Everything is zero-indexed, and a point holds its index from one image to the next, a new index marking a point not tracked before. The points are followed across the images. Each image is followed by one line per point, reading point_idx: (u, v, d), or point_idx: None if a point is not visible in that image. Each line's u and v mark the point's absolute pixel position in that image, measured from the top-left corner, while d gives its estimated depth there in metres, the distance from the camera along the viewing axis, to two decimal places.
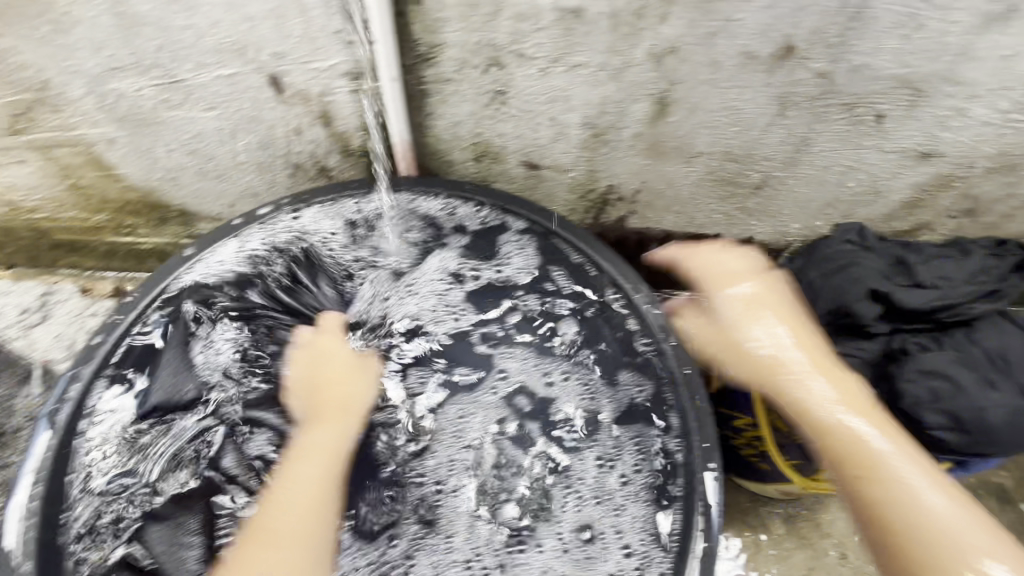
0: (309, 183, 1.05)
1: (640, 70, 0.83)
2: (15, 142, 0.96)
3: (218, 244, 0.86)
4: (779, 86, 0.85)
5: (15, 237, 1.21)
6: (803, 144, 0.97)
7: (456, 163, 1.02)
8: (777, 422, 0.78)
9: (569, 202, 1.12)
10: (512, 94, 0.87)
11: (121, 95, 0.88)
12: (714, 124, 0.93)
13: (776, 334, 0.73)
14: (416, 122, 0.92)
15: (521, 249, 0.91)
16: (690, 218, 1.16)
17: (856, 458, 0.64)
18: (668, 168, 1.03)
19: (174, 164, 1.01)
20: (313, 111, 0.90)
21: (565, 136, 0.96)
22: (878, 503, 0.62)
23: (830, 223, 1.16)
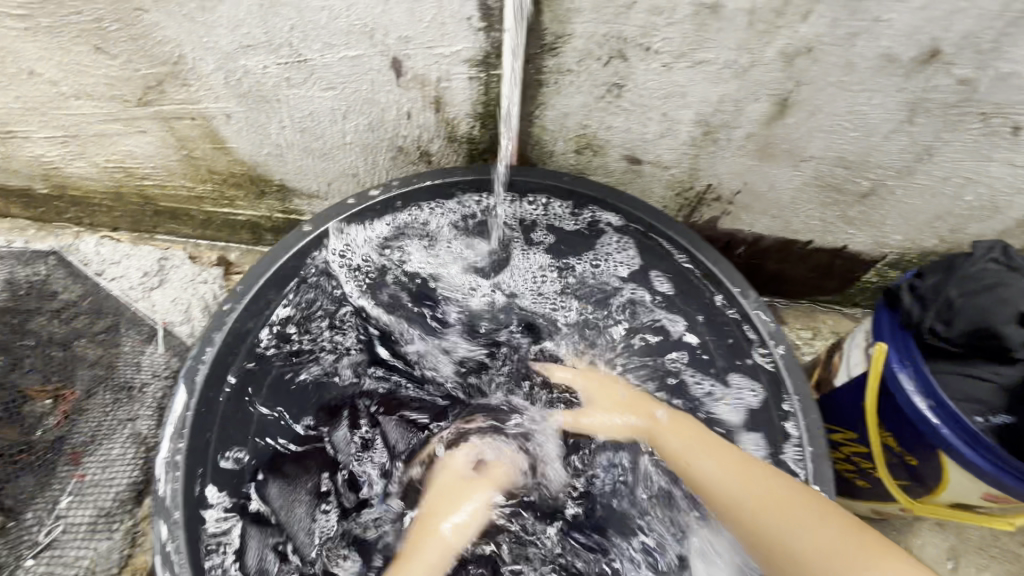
0: (408, 167, 1.07)
1: (767, 69, 0.81)
2: (141, 112, 1.01)
3: (344, 225, 0.93)
4: (913, 91, 0.81)
5: (123, 202, 1.26)
6: (925, 153, 0.92)
7: (557, 154, 1.02)
8: (891, 438, 0.76)
9: (663, 199, 1.10)
10: (630, 87, 0.86)
11: (247, 72, 0.91)
12: (833, 128, 0.90)
13: (900, 342, 0.71)
14: (526, 111, 0.93)
15: (616, 248, 0.98)
16: (786, 223, 1.12)
17: (723, 500, 0.70)
18: (773, 170, 1.00)
19: (283, 141, 1.04)
20: (429, 95, 0.91)
21: (674, 132, 0.94)
22: (760, 535, 0.66)
23: (936, 238, 1.09)
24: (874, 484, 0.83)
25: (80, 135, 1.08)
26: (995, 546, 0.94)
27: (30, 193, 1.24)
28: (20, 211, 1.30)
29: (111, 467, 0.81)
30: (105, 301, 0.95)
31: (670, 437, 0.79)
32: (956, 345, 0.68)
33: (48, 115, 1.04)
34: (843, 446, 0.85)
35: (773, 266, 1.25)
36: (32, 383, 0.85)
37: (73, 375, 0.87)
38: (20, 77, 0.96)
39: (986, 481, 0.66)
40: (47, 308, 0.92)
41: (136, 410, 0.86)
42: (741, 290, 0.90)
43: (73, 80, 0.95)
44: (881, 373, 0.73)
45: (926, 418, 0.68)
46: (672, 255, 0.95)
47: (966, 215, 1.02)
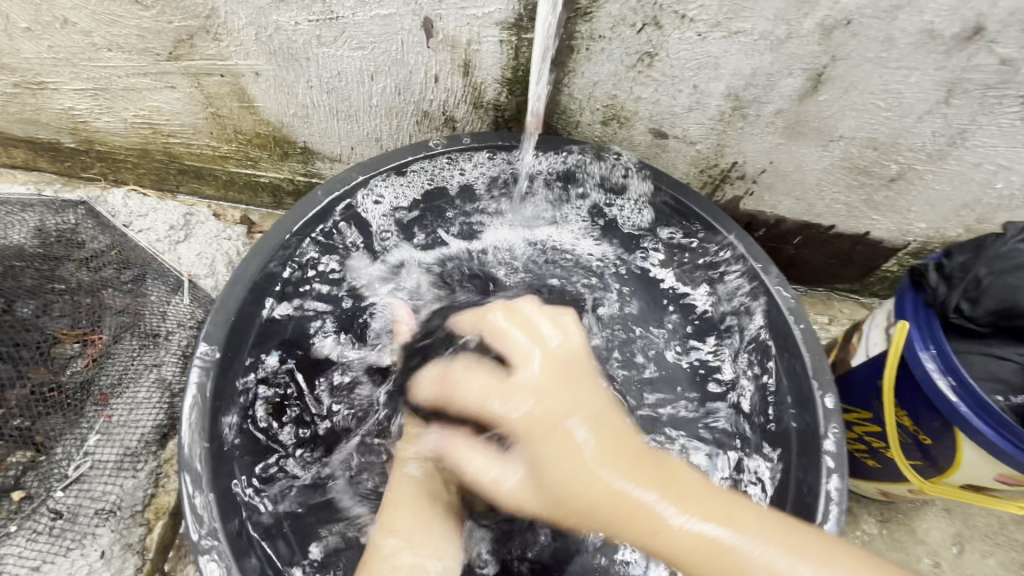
0: (433, 133, 1.07)
1: (804, 42, 0.80)
2: (172, 67, 1.02)
3: (365, 184, 0.93)
4: (952, 70, 0.80)
5: (148, 159, 1.27)
6: (959, 137, 0.90)
7: (583, 125, 1.01)
8: (906, 418, 0.76)
9: (686, 175, 1.09)
10: (661, 57, 0.85)
11: (278, 28, 0.91)
12: (866, 108, 0.88)
13: (923, 323, 0.71)
14: (555, 79, 0.92)
15: (637, 203, 1.02)
16: (810, 206, 1.11)
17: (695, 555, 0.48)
18: (801, 149, 0.99)
19: (310, 101, 1.04)
20: (458, 59, 0.91)
21: (703, 106, 0.93)
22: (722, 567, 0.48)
23: (962, 227, 1.07)
24: (884, 465, 0.84)
25: (109, 89, 1.09)
26: (1001, 533, 0.94)
27: (58, 146, 1.26)
28: (47, 164, 1.32)
29: (137, 408, 0.84)
30: (132, 253, 0.97)
31: (631, 480, 0.52)
32: (981, 326, 0.69)
33: (79, 66, 1.05)
34: (855, 426, 0.86)
35: (792, 250, 1.23)
36: (61, 325, 0.85)
37: (101, 321, 0.88)
38: (54, 26, 0.97)
39: (999, 459, 0.66)
40: (75, 256, 0.93)
41: (162, 356, 0.89)
42: (762, 266, 0.89)
43: (106, 31, 0.96)
44: (900, 352, 0.73)
45: (946, 397, 0.68)
46: (688, 224, 0.98)
47: (996, 204, 1.00)
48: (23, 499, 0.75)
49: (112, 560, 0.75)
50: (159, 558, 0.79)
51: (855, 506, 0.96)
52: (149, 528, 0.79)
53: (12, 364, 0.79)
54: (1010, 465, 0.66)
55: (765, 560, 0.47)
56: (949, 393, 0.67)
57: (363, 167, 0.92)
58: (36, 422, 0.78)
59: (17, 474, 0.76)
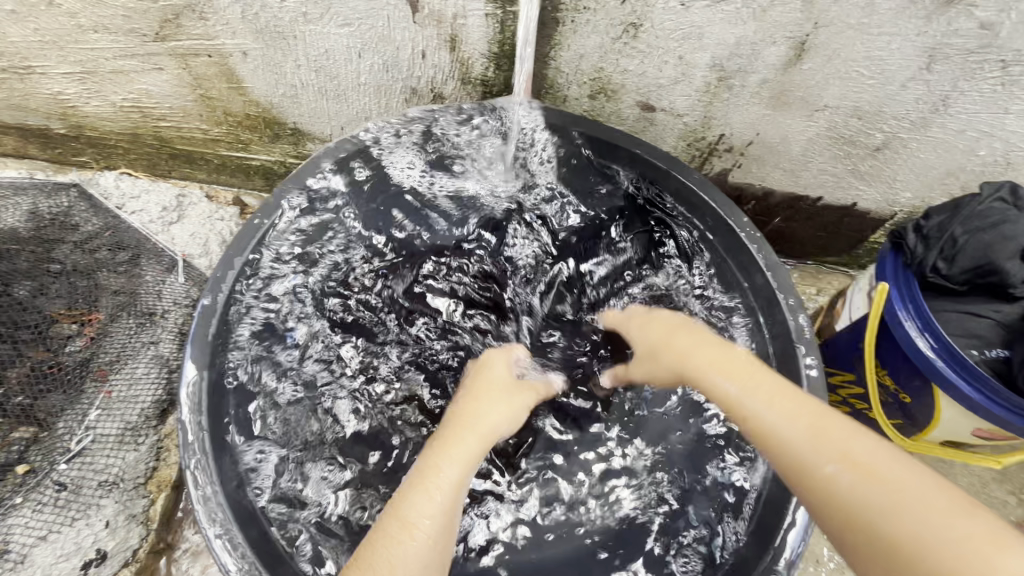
0: (422, 111, 1.08)
1: (786, 10, 0.81)
2: (158, 48, 1.02)
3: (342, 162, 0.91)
4: (932, 36, 0.81)
5: (140, 144, 1.27)
6: (941, 104, 0.91)
7: (570, 99, 1.02)
8: (886, 377, 0.78)
9: (674, 149, 1.10)
10: (645, 28, 0.86)
11: (264, 6, 0.91)
12: (850, 76, 0.89)
13: (904, 284, 0.73)
14: (542, 52, 0.92)
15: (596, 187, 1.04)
16: (798, 177, 1.11)
17: (811, 470, 0.57)
18: (787, 120, 1.00)
19: (299, 81, 1.05)
20: (445, 34, 0.91)
21: (688, 77, 0.94)
22: (783, 464, 0.60)
23: (948, 195, 1.08)
24: (867, 426, 0.86)
25: (96, 72, 1.09)
26: (982, 493, 0.97)
27: (49, 133, 1.26)
28: (39, 151, 1.31)
29: (136, 384, 0.86)
30: (125, 234, 0.98)
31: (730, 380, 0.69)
32: (955, 283, 0.71)
33: (66, 49, 1.04)
34: (840, 389, 0.88)
35: (782, 224, 1.24)
36: (58, 306, 0.87)
37: (98, 301, 0.89)
38: (39, 8, 0.97)
39: (976, 414, 0.68)
40: (69, 238, 0.94)
41: (159, 333, 0.90)
42: (748, 234, 0.90)
43: (91, 11, 0.96)
44: (881, 314, 0.75)
45: (925, 356, 0.69)
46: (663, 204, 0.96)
47: (980, 171, 1.01)
48: (29, 473, 0.77)
49: (117, 530, 0.77)
50: (163, 529, 0.81)
51: None
52: (152, 500, 0.81)
53: (11, 344, 0.81)
54: (985, 419, 0.68)
55: (749, 405, 0.65)
56: (929, 351, 0.69)
57: (341, 147, 0.91)
58: (38, 399, 0.80)
59: (21, 448, 0.78)
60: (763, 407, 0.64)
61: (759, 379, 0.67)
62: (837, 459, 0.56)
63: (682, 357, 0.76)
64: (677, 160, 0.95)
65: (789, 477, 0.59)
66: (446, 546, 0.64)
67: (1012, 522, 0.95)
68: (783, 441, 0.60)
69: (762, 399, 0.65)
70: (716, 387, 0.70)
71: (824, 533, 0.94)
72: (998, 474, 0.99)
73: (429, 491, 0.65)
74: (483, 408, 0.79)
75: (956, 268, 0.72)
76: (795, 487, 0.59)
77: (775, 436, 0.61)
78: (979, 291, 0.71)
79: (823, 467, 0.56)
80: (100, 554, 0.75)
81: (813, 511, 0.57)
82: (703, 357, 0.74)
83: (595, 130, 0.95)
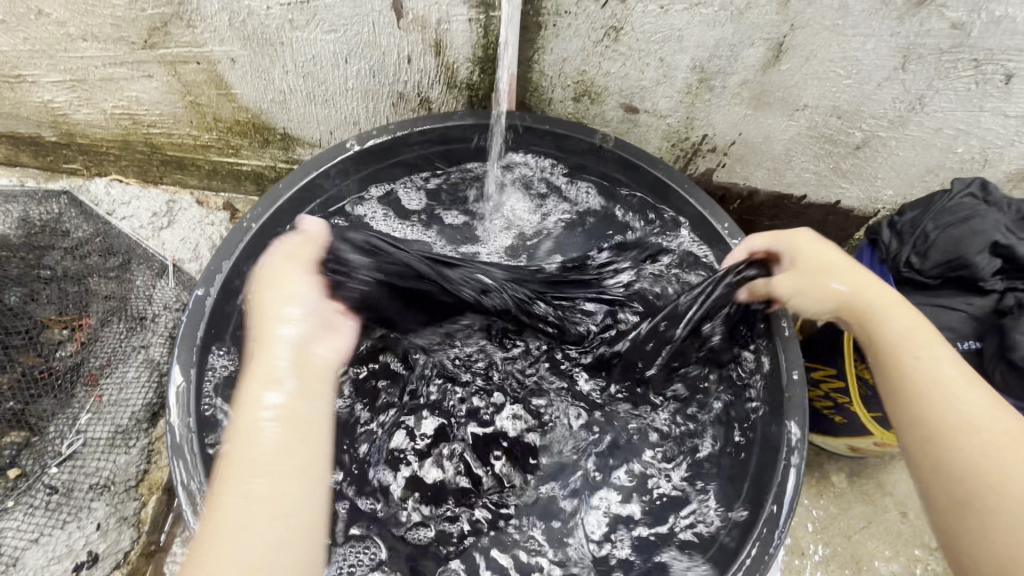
0: (410, 115, 1.09)
1: (763, 11, 0.83)
2: (147, 56, 1.03)
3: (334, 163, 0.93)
4: (906, 36, 0.83)
5: (131, 150, 1.28)
6: (917, 103, 0.93)
7: (555, 102, 1.03)
8: (866, 371, 0.79)
9: (659, 150, 1.12)
10: (625, 31, 0.88)
11: (251, 14, 0.92)
12: (828, 76, 0.91)
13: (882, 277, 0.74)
14: (525, 55, 0.94)
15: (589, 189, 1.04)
16: (781, 176, 1.13)
17: (970, 439, 0.57)
18: (768, 120, 1.01)
19: (287, 87, 1.06)
20: (429, 39, 0.93)
21: (670, 79, 0.95)
22: (934, 431, 0.59)
23: (928, 192, 1.09)
24: (849, 419, 0.87)
25: (87, 80, 1.10)
26: None
27: (39, 140, 1.27)
28: (30, 159, 1.32)
29: (127, 387, 0.86)
30: (116, 240, 0.99)
31: (901, 325, 0.66)
32: (929, 276, 0.72)
33: (56, 58, 1.05)
34: (822, 383, 0.89)
35: (768, 222, 1.25)
36: (48, 312, 0.87)
37: (88, 307, 0.90)
38: (28, 18, 0.98)
39: None
40: (60, 244, 0.95)
41: (149, 338, 0.91)
42: (729, 229, 0.90)
43: (81, 21, 0.97)
44: None
45: None
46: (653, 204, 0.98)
47: (959, 168, 1.02)
48: (19, 477, 0.78)
49: (108, 532, 0.77)
50: (154, 532, 0.81)
51: (828, 464, 1.00)
52: (143, 503, 0.82)
53: (2, 351, 0.82)
54: None
55: (929, 365, 0.62)
56: None
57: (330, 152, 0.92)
58: (29, 404, 0.81)
59: (12, 453, 0.79)
60: (935, 364, 0.62)
61: (934, 337, 0.64)
62: (1006, 439, 0.56)
63: (882, 303, 0.68)
64: (661, 159, 0.96)
65: (931, 445, 0.59)
66: (293, 481, 0.56)
67: None
68: (962, 408, 0.59)
69: (945, 361, 0.62)
70: (887, 331, 0.66)
71: (809, 526, 0.96)
72: None
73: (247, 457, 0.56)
74: (271, 333, 0.65)
75: (929, 263, 0.73)
76: (934, 453, 0.59)
77: (955, 401, 0.59)
78: (952, 284, 0.72)
79: (992, 441, 0.56)
80: (92, 556, 0.76)
81: (933, 481, 0.58)
82: (899, 311, 0.67)
83: (581, 130, 0.97)
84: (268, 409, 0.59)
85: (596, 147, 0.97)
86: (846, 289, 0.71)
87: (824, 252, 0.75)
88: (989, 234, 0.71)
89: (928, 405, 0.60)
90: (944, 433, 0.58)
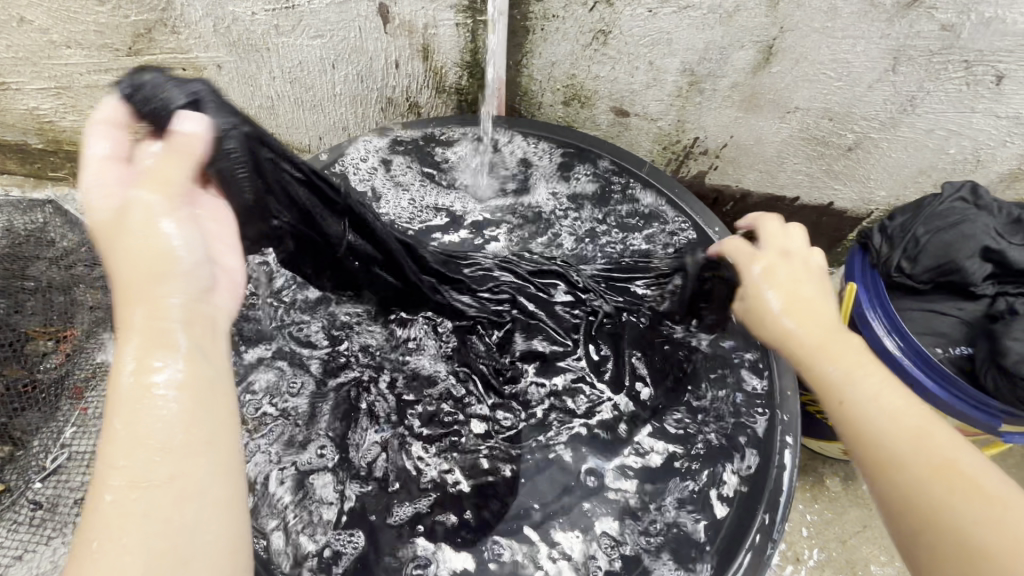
0: (399, 120, 1.08)
1: (751, 14, 0.82)
2: (132, 62, 1.02)
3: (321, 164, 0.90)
4: (896, 38, 0.83)
5: None
6: (908, 104, 0.93)
7: (545, 106, 1.02)
8: None
9: (650, 153, 1.11)
10: (614, 35, 0.87)
11: (236, 19, 0.91)
12: (818, 78, 0.90)
13: (873, 284, 0.74)
14: (514, 60, 0.93)
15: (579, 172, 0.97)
16: (774, 178, 1.12)
17: (886, 465, 0.48)
18: (759, 122, 1.00)
19: (274, 92, 1.05)
20: (417, 44, 0.92)
21: (660, 82, 0.95)
22: (898, 480, 0.47)
23: (921, 193, 1.09)
24: None
25: (72, 87, 1.09)
26: None
27: (26, 147, 1.25)
28: (17, 166, 1.31)
29: None
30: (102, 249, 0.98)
31: (807, 331, 0.58)
32: (921, 282, 0.72)
33: (39, 65, 1.04)
34: None
35: None
36: (33, 323, 0.87)
37: (73, 318, 0.89)
38: (11, 25, 0.97)
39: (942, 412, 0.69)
40: (46, 254, 0.94)
41: None
42: (719, 229, 0.88)
43: (64, 27, 0.96)
44: (850, 315, 0.75)
45: (892, 354, 0.70)
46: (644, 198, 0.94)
47: (951, 169, 1.02)
48: (5, 492, 0.77)
49: None
50: None
51: (822, 468, 1.00)
52: None
53: None
54: (952, 417, 0.68)
55: (855, 392, 0.52)
56: (894, 348, 0.70)
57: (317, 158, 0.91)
58: (14, 417, 0.80)
59: None
60: (874, 391, 0.51)
61: (851, 346, 0.55)
62: (945, 468, 0.46)
63: (817, 340, 0.56)
64: (650, 166, 0.96)
65: (875, 480, 0.49)
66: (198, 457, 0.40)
67: None
68: (873, 430, 0.50)
69: (873, 380, 0.52)
70: (817, 371, 0.55)
71: (804, 531, 0.95)
72: None
73: (144, 429, 0.39)
74: (135, 277, 0.44)
75: (920, 269, 0.73)
76: (878, 489, 0.49)
77: (868, 425, 0.50)
78: (943, 289, 0.73)
79: (927, 468, 0.46)
80: None
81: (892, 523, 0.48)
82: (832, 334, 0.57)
83: (571, 136, 0.97)
84: (163, 365, 0.41)
85: (585, 151, 0.97)
86: (775, 305, 0.61)
87: (784, 264, 0.64)
88: (977, 238, 0.72)
89: (856, 433, 0.50)
90: (885, 468, 0.48)
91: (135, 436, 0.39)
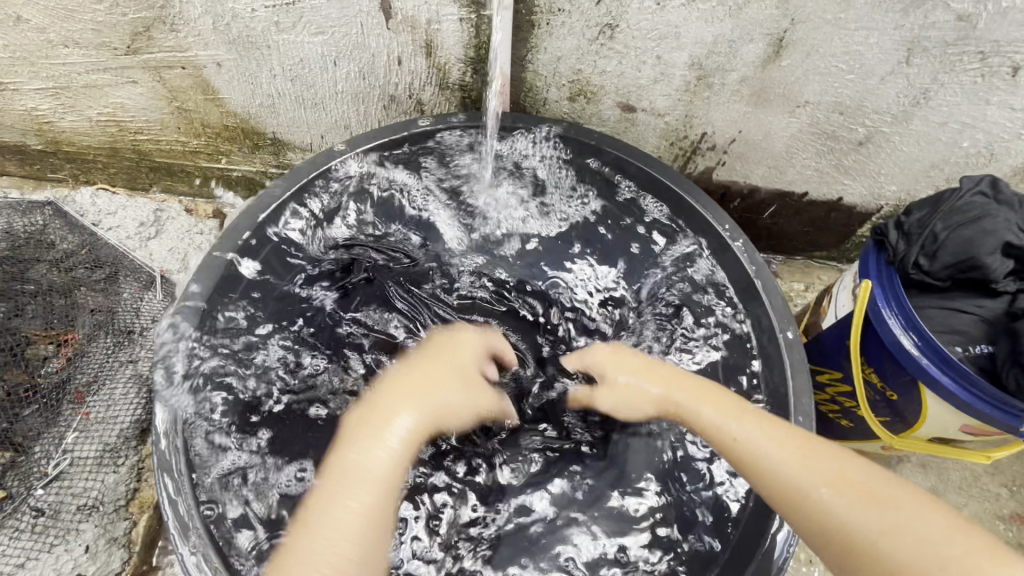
0: (402, 117, 1.06)
1: (762, 6, 0.80)
2: (130, 61, 1.00)
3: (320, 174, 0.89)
4: (910, 29, 0.81)
5: (118, 158, 1.25)
6: (921, 96, 0.91)
7: (550, 102, 1.00)
8: (873, 375, 0.77)
9: (657, 149, 1.09)
10: (621, 29, 0.85)
11: (235, 16, 0.89)
12: (829, 71, 0.89)
13: (889, 281, 0.72)
14: (519, 55, 0.91)
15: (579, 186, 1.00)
16: (783, 173, 1.10)
17: (792, 497, 0.57)
18: (769, 117, 0.99)
19: (274, 90, 1.04)
20: (420, 39, 0.90)
21: (667, 77, 0.93)
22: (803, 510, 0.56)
23: (932, 188, 1.07)
24: (855, 424, 0.85)
25: (70, 87, 1.07)
26: (976, 486, 0.96)
27: (25, 148, 1.24)
28: (16, 167, 1.29)
29: (115, 405, 0.85)
30: (102, 251, 0.97)
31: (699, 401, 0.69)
32: (938, 279, 0.71)
33: (37, 65, 1.03)
34: (828, 387, 0.87)
35: (769, 220, 1.23)
36: (34, 326, 0.84)
37: (75, 321, 0.87)
38: (7, 24, 0.95)
39: (963, 411, 0.67)
40: (45, 257, 0.92)
41: (137, 352, 0.90)
42: (730, 232, 0.88)
43: (61, 26, 0.94)
44: (865, 313, 0.74)
45: (910, 353, 0.69)
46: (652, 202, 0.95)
47: (964, 162, 1.00)
48: (5, 499, 0.76)
49: (97, 554, 0.75)
50: (145, 551, 0.80)
51: None
52: (134, 522, 0.80)
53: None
54: (973, 416, 0.67)
55: (744, 438, 0.63)
56: (912, 347, 0.69)
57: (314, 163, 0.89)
58: (15, 424, 0.78)
59: None
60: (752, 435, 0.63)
61: (731, 403, 0.68)
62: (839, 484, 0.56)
63: (692, 397, 0.70)
64: (659, 161, 0.93)
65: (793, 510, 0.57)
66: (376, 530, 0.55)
67: (1005, 515, 0.94)
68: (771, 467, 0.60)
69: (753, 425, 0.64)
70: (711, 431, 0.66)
71: None
72: (989, 467, 0.98)
73: (352, 489, 0.55)
74: (391, 402, 0.63)
75: (938, 265, 0.72)
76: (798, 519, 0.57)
77: (765, 463, 0.60)
78: (962, 286, 0.71)
79: (818, 485, 0.56)
80: None
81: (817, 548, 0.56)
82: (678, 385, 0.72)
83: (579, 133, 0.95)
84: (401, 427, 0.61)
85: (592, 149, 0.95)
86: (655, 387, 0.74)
87: (639, 369, 0.77)
88: (1002, 234, 0.69)
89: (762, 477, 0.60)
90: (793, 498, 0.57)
91: (372, 473, 0.56)
